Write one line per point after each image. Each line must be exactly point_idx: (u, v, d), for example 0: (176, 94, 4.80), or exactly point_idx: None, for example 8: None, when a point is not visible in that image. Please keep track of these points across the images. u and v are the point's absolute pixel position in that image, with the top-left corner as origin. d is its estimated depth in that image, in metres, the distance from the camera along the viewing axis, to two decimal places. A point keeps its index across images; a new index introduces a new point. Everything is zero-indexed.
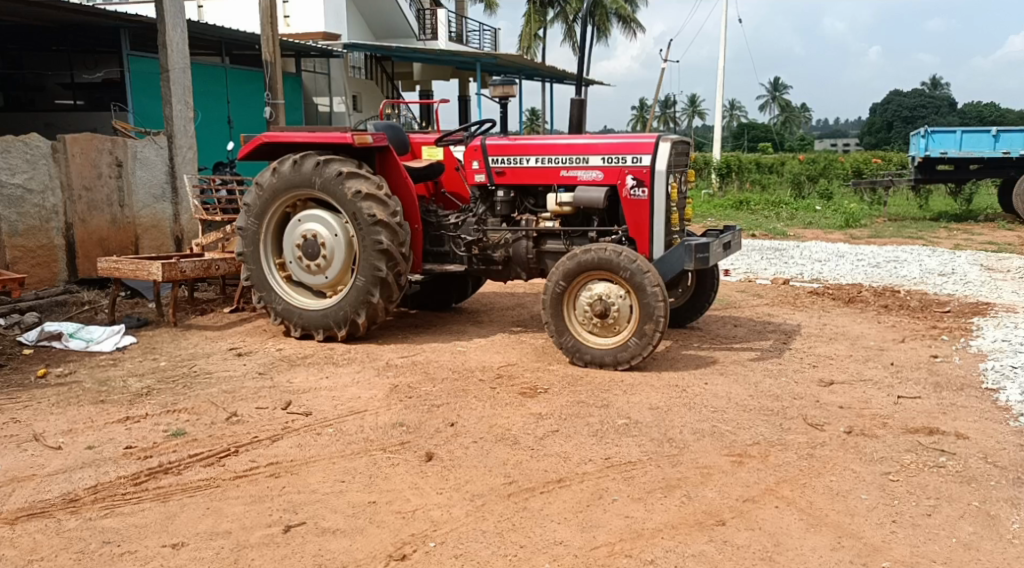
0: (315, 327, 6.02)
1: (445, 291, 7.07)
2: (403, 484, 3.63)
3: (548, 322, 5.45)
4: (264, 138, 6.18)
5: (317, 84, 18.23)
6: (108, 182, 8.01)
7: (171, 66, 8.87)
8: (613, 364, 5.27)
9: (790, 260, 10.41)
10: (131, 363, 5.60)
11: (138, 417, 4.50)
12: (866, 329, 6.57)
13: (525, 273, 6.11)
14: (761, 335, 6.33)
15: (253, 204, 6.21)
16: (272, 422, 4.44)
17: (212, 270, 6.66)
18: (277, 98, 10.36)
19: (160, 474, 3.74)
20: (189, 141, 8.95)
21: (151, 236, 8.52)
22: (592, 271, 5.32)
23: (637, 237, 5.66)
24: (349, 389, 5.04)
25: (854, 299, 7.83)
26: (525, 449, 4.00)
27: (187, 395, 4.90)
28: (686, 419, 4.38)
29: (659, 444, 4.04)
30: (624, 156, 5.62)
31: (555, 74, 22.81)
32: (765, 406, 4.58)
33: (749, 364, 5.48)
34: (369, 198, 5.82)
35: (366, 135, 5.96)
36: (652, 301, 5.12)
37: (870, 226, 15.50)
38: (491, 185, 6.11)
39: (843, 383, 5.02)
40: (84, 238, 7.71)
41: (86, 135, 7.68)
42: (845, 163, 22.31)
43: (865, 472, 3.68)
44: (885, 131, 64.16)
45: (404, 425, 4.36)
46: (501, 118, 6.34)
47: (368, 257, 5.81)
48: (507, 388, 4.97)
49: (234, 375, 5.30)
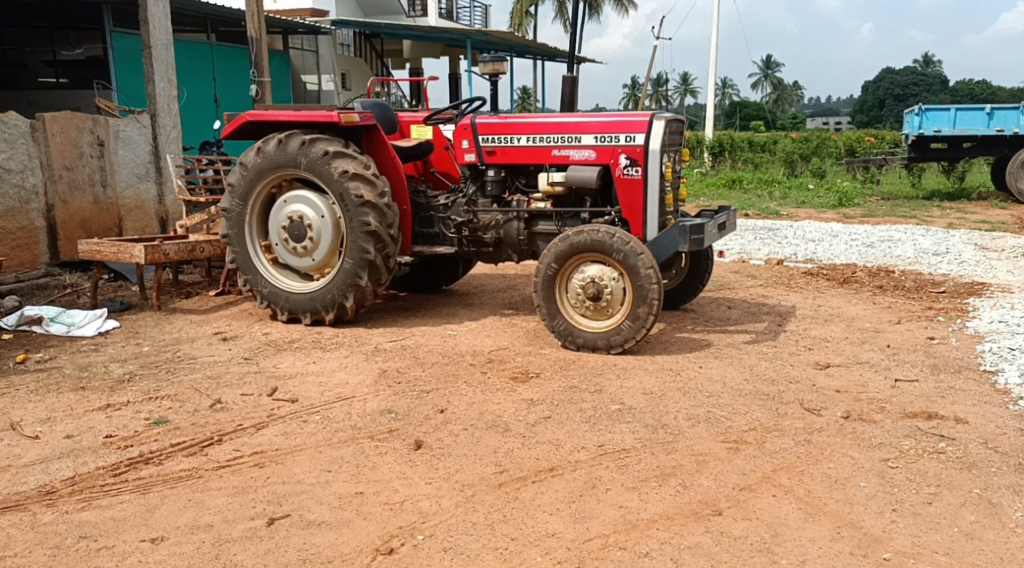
0: (302, 311, 5.90)
1: (435, 273, 6.96)
2: (391, 474, 3.54)
3: (540, 305, 5.34)
4: (248, 116, 6.01)
5: (304, 61, 17.96)
6: (90, 162, 7.84)
7: (153, 43, 8.68)
8: (606, 348, 5.17)
9: (784, 240, 10.32)
10: (113, 348, 5.48)
11: (120, 405, 4.39)
12: (861, 310, 6.49)
13: (516, 255, 6.00)
14: (756, 317, 6.25)
15: (237, 184, 6.06)
16: (257, 410, 4.33)
17: (196, 252, 6.52)
18: (263, 76, 10.16)
19: (140, 464, 3.63)
20: (173, 119, 8.81)
21: (135, 217, 8.37)
22: (585, 253, 5.21)
23: (631, 218, 5.55)
24: (336, 374, 4.93)
25: (848, 279, 7.75)
26: (516, 437, 3.90)
27: (170, 382, 4.78)
28: (680, 405, 4.29)
29: (653, 431, 3.95)
30: (617, 135, 5.49)
31: (547, 51, 22.55)
32: (761, 391, 4.49)
33: (744, 347, 5.39)
34: (356, 178, 5.68)
35: (352, 113, 5.80)
36: (646, 284, 5.02)
37: (863, 205, 15.42)
38: (481, 164, 5.97)
39: (839, 366, 4.94)
40: (65, 219, 7.54)
41: (66, 114, 7.49)
42: (838, 142, 22.19)
43: (864, 459, 3.60)
44: (877, 109, 63.99)
45: (393, 412, 4.26)
46: (491, 96, 6.20)
47: (356, 239, 5.68)
48: (498, 372, 4.87)
49: (219, 361, 5.18)
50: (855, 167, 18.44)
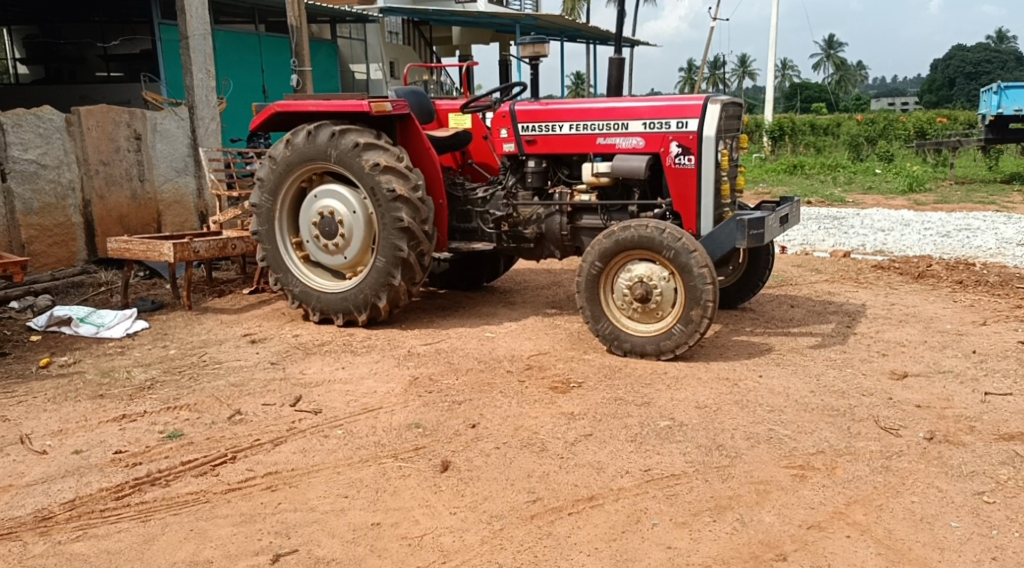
0: (334, 311, 5.62)
1: (476, 269, 6.63)
2: (412, 501, 3.19)
3: (583, 307, 4.95)
4: (276, 107, 5.73)
5: (354, 51, 17.73)
6: (127, 156, 7.67)
7: (190, 34, 8.49)
8: (655, 354, 4.75)
9: (851, 230, 9.69)
10: (139, 351, 5.24)
11: (136, 416, 4.12)
12: (940, 309, 5.93)
13: (559, 251, 5.61)
14: (822, 317, 5.75)
15: (266, 178, 5.79)
16: (277, 422, 4.03)
17: (228, 249, 6.28)
18: (304, 65, 9.93)
19: (146, 486, 3.33)
20: (212, 111, 8.68)
21: (174, 212, 8.20)
22: (631, 250, 4.80)
23: (683, 211, 5.11)
24: (365, 381, 4.62)
25: (924, 274, 7.15)
26: (553, 458, 3.53)
27: (192, 389, 4.52)
28: (738, 421, 3.86)
29: (707, 453, 3.53)
30: (667, 121, 5.04)
31: (599, 35, 21.93)
32: (829, 405, 4.02)
33: (810, 352, 4.91)
34: (388, 171, 5.36)
35: (384, 102, 5.47)
36: (699, 284, 4.58)
37: (935, 191, 14.55)
38: (521, 155, 5.59)
39: (918, 376, 4.43)
40: (102, 215, 7.40)
41: (102, 108, 7.33)
42: (906, 123, 21.14)
43: (954, 491, 3.13)
44: (946, 88, 61.38)
45: (420, 427, 3.92)
46: (532, 80, 5.80)
47: (388, 236, 5.37)
48: (537, 381, 4.49)
49: (244, 366, 4.91)
50: (926, 149, 17.49)
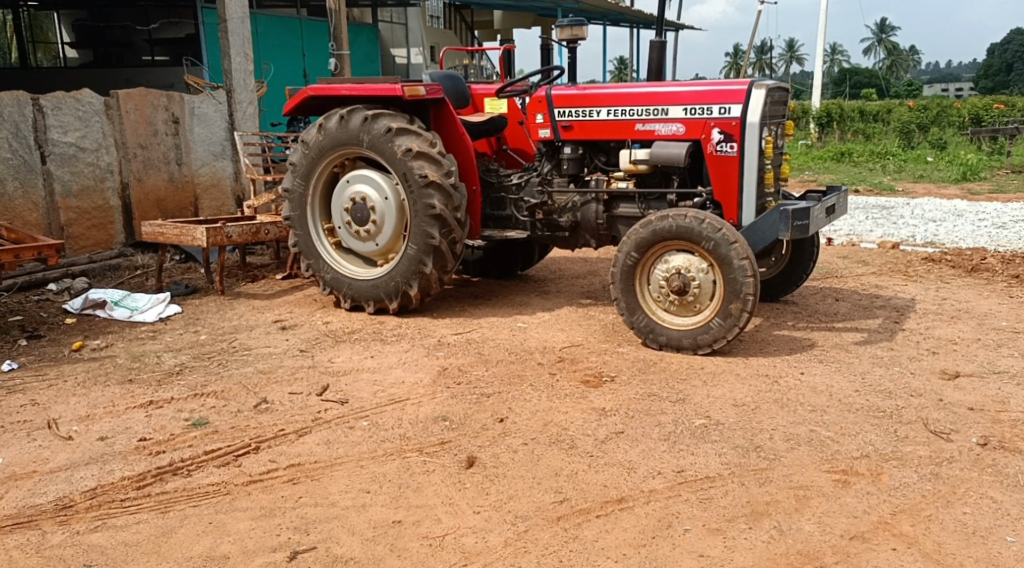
0: (365, 298, 5.55)
1: (510, 257, 6.55)
2: (435, 499, 3.10)
3: (617, 299, 4.80)
4: (310, 91, 5.65)
5: (395, 34, 17.65)
6: (165, 139, 7.67)
7: (229, 17, 8.42)
8: (692, 348, 4.60)
9: (900, 220, 9.37)
10: (170, 336, 5.22)
11: (162, 402, 4.09)
12: (994, 305, 5.66)
13: (595, 240, 5.46)
14: (868, 312, 5.52)
15: (298, 163, 5.72)
16: (303, 412, 3.97)
17: (261, 234, 6.24)
18: (342, 48, 9.86)
19: (167, 475, 3.29)
20: (249, 95, 8.62)
21: (211, 196, 8.21)
22: (669, 241, 4.63)
23: (724, 201, 4.92)
24: (393, 371, 4.54)
25: (977, 267, 6.85)
26: (583, 457, 3.41)
27: (219, 376, 4.48)
28: (777, 422, 3.69)
29: (744, 455, 3.37)
30: (709, 107, 4.85)
31: (643, 19, 21.55)
32: (875, 406, 3.83)
33: (855, 349, 4.71)
34: (421, 157, 5.26)
35: (418, 86, 5.35)
36: (739, 277, 4.41)
37: (990, 180, 14.04)
38: (557, 141, 5.44)
39: (971, 376, 4.20)
40: (140, 198, 7.42)
41: (140, 91, 7.33)
42: (961, 110, 20.46)
43: (1010, 503, 2.93)
44: (1003, 74, 59.46)
45: (448, 420, 3.82)
46: (570, 64, 5.63)
47: (420, 223, 5.27)
48: (568, 375, 4.37)
49: (273, 353, 4.86)
50: (981, 136, 16.92)
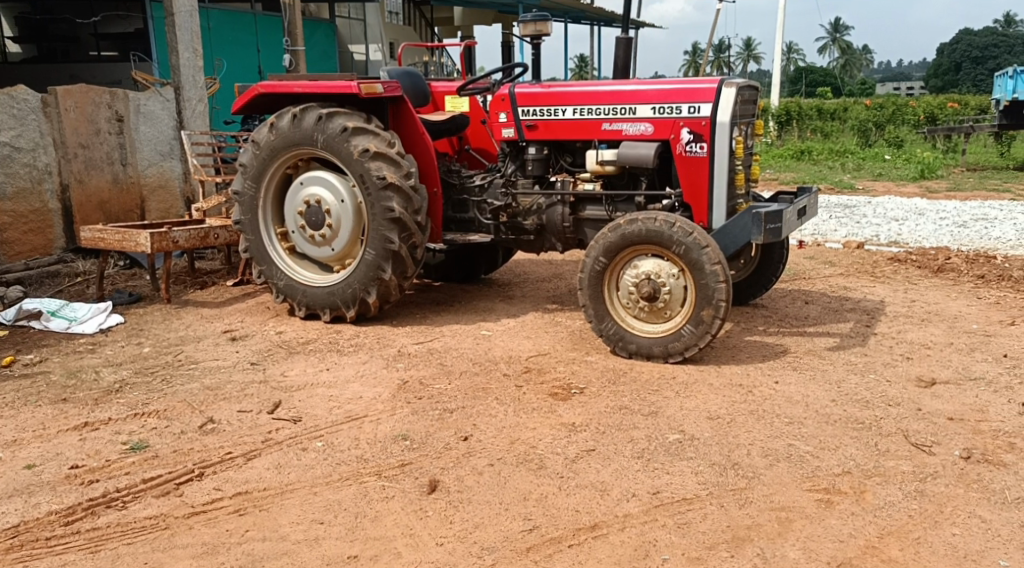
0: (320, 306, 5.29)
1: (473, 261, 6.34)
2: (394, 529, 2.87)
3: (585, 306, 4.62)
4: (260, 88, 5.34)
5: (353, 30, 17.26)
6: (108, 139, 7.30)
7: (177, 10, 7.97)
8: (663, 357, 4.43)
9: (863, 219, 9.34)
10: (111, 349, 4.90)
11: (99, 424, 3.79)
12: (964, 307, 5.59)
13: (561, 244, 5.27)
14: (839, 315, 5.41)
15: (249, 164, 5.43)
16: (253, 432, 3.71)
17: (210, 238, 5.92)
18: (297, 44, 9.53)
19: (100, 508, 3.01)
20: (198, 92, 8.26)
21: (159, 199, 7.85)
22: (638, 245, 4.46)
23: (694, 203, 4.76)
24: (350, 385, 4.29)
25: (943, 267, 6.80)
26: (552, 478, 3.20)
27: (163, 393, 4.19)
28: (754, 436, 3.53)
29: (721, 473, 3.20)
30: (678, 106, 4.68)
31: (605, 16, 21.41)
32: (853, 417, 3.69)
33: (828, 355, 4.58)
34: (379, 157, 5.01)
35: (375, 83, 5.10)
36: (711, 282, 4.26)
37: (947, 178, 14.17)
38: (521, 141, 5.23)
39: (947, 383, 4.09)
40: (82, 200, 7.04)
41: (80, 88, 6.95)
42: (916, 108, 20.72)
43: (999, 522, 2.80)
44: (953, 73, 60.78)
45: (408, 439, 3.60)
46: (533, 62, 5.42)
47: (378, 227, 5.03)
48: (535, 388, 4.17)
49: (222, 367, 4.58)
50: (937, 134, 17.11)
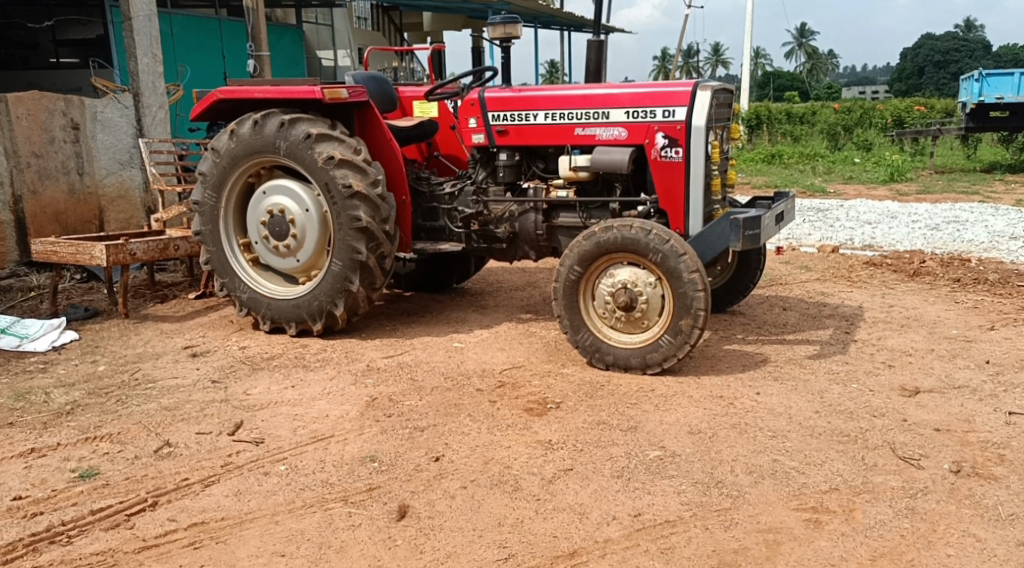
0: (286, 320, 5.09)
1: (444, 270, 6.18)
2: (361, 561, 2.69)
3: (560, 316, 4.47)
4: (219, 94, 5.14)
5: (320, 36, 16.99)
6: (63, 147, 7.05)
7: (134, 14, 7.78)
8: (640, 368, 4.30)
9: (837, 222, 9.31)
10: (64, 368, 4.66)
11: (46, 450, 3.55)
12: (942, 311, 5.52)
13: (534, 252, 5.12)
14: (818, 322, 5.32)
15: (209, 173, 5.22)
16: (211, 456, 3.50)
17: (170, 250, 5.69)
18: (261, 50, 9.31)
19: (43, 544, 2.81)
20: (159, 98, 8.01)
21: (118, 209, 7.58)
22: (614, 253, 4.32)
23: (670, 209, 4.64)
24: (316, 403, 4.09)
25: (919, 271, 6.75)
26: (528, 501, 3.04)
27: (117, 414, 3.96)
28: (737, 451, 3.40)
29: (705, 492, 3.06)
30: (652, 109, 4.56)
31: (574, 20, 21.33)
32: (838, 430, 3.57)
33: (809, 364, 4.47)
34: (344, 165, 4.84)
35: (339, 88, 4.92)
36: (689, 291, 4.13)
37: (917, 181, 14.26)
38: (491, 147, 5.08)
39: (932, 392, 4.00)
40: (36, 212, 6.78)
41: (33, 94, 6.70)
42: (884, 111, 20.91)
43: (995, 542, 2.69)
44: (916, 77, 61.75)
45: (377, 461, 3.42)
46: (503, 65, 5.28)
47: (345, 237, 4.85)
48: (510, 403, 4.01)
49: (181, 386, 4.35)
50: (906, 138, 17.24)
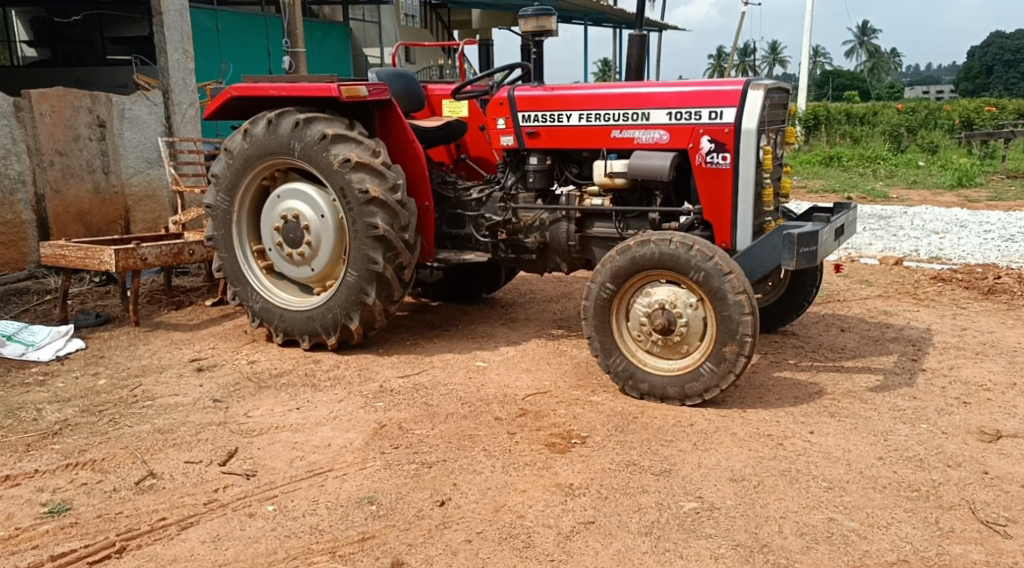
0: (298, 332, 4.76)
1: (474, 279, 5.82)
2: None
3: (590, 338, 4.06)
4: (233, 91, 4.83)
5: (367, 33, 16.81)
6: (89, 145, 6.83)
7: (164, 10, 7.60)
8: (678, 399, 3.86)
9: (901, 231, 8.67)
10: (62, 382, 4.38)
11: (22, 479, 3.26)
12: (1022, 337, 4.95)
13: (566, 265, 4.71)
14: (881, 347, 4.79)
15: (222, 175, 4.93)
16: (195, 491, 3.16)
17: (184, 255, 5.42)
18: (297, 46, 9.05)
19: None
20: (189, 96, 7.86)
21: (145, 209, 7.38)
22: (651, 270, 3.89)
23: (715, 221, 4.18)
24: (320, 430, 3.74)
25: (994, 289, 6.14)
26: (539, 562, 2.63)
27: (106, 437, 3.66)
28: (786, 506, 2.93)
29: (747, 559, 2.61)
30: (697, 110, 4.11)
31: (627, 18, 20.80)
32: (906, 483, 3.08)
33: (870, 398, 3.97)
34: (361, 168, 4.49)
35: (358, 86, 4.56)
36: (735, 314, 3.68)
37: (987, 186, 13.43)
38: (521, 150, 4.68)
39: (1017, 438, 3.47)
40: (59, 211, 6.56)
41: (57, 91, 6.50)
42: (951, 112, 19.91)
43: None
44: (984, 76, 59.48)
45: (375, 503, 3.04)
46: (536, 62, 4.87)
47: (361, 246, 4.51)
48: (531, 436, 3.60)
49: (179, 405, 4.04)
50: (975, 140, 16.32)
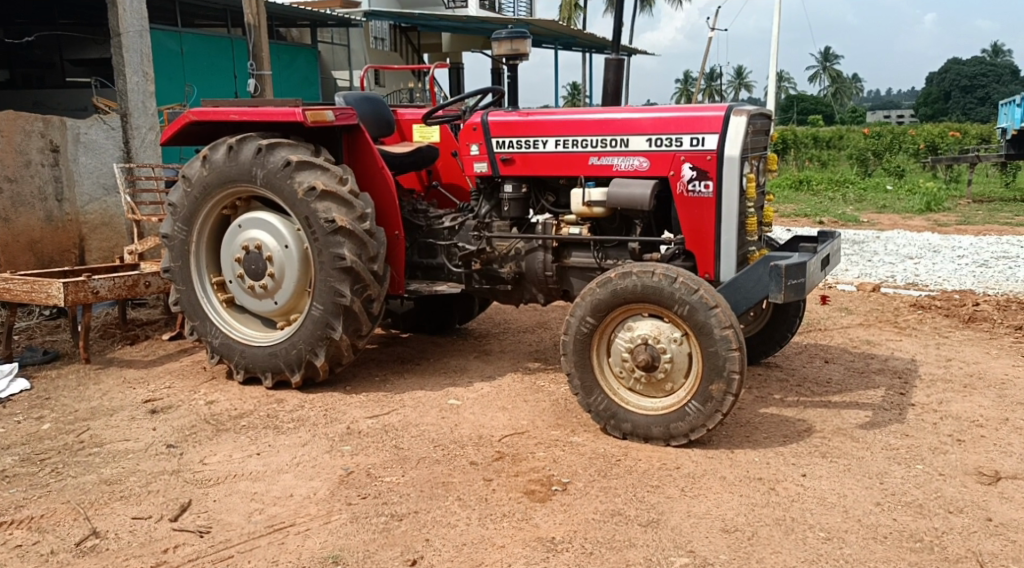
0: (260, 369, 4.50)
1: (446, 310, 5.60)
2: None
3: (570, 375, 3.85)
4: (191, 116, 4.60)
5: (335, 57, 16.61)
6: (41, 171, 6.55)
7: (123, 30, 7.25)
8: (663, 439, 3.66)
9: (876, 257, 8.62)
10: (3, 427, 4.08)
11: None
12: (1008, 368, 4.84)
13: (543, 296, 4.51)
14: (867, 379, 4.65)
15: (179, 203, 4.67)
16: (142, 552, 2.89)
17: (139, 287, 5.14)
18: (262, 68, 8.73)
19: None
20: (150, 120, 7.49)
21: (102, 238, 7.02)
22: (633, 303, 3.71)
23: (698, 251, 4.01)
24: (282, 478, 3.48)
25: (974, 316, 6.05)
26: None
27: (47, 490, 3.37)
28: (784, 561, 2.74)
29: None
30: (678, 137, 3.95)
31: (597, 43, 20.86)
32: (908, 532, 2.90)
33: (862, 436, 3.80)
34: (327, 197, 4.27)
35: (324, 110, 4.34)
36: (721, 350, 3.50)
37: (955, 210, 13.52)
38: (495, 176, 4.49)
39: (1016, 479, 3.32)
40: (7, 241, 6.27)
41: (6, 114, 6.21)
42: (916, 136, 20.17)
43: None
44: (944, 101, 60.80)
45: (341, 563, 2.79)
46: (510, 86, 4.69)
47: (327, 278, 4.27)
48: (509, 483, 3.37)
49: (129, 451, 3.76)
50: (941, 165, 16.50)
